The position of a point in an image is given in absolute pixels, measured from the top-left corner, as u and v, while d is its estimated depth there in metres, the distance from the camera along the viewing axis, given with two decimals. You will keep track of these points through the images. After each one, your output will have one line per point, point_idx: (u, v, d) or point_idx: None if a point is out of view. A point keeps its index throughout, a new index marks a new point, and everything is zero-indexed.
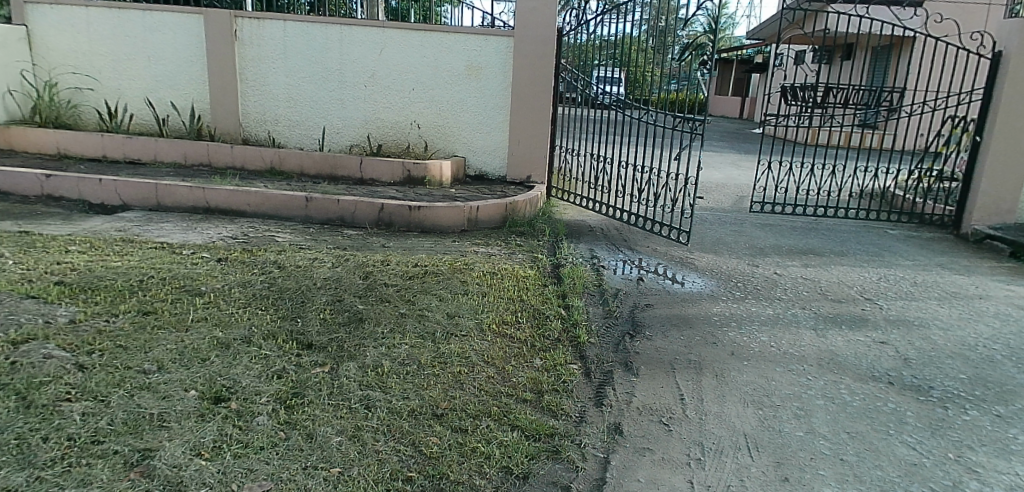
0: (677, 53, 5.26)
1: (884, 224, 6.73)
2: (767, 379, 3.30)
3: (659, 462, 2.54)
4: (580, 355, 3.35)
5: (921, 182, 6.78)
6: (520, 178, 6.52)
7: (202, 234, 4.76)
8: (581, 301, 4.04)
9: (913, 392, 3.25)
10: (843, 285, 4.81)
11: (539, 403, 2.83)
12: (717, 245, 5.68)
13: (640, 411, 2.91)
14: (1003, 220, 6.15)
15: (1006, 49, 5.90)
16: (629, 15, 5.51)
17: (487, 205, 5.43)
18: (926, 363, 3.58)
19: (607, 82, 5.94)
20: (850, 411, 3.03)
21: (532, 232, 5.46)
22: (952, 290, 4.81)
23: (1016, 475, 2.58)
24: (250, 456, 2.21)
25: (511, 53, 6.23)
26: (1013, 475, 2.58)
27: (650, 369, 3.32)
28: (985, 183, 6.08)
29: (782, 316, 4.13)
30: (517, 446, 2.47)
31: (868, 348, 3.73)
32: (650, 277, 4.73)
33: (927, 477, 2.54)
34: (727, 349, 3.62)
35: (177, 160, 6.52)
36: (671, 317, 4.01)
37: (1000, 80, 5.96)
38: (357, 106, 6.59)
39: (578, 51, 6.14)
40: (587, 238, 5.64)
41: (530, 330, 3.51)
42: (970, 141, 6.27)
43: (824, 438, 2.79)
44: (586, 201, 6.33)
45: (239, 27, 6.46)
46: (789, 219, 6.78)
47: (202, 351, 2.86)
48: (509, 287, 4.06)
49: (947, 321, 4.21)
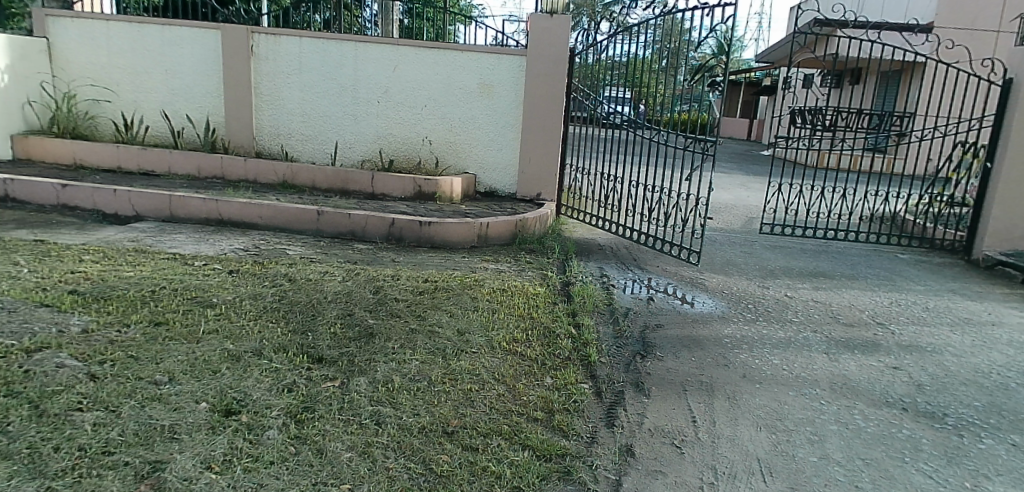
0: (687, 74, 5.29)
1: (894, 248, 6.69)
2: (780, 403, 3.26)
3: (670, 485, 2.51)
4: (590, 374, 3.32)
5: (932, 206, 6.75)
6: (531, 195, 6.54)
7: (214, 246, 4.78)
8: (591, 320, 4.02)
9: (927, 419, 3.21)
10: (854, 308, 4.78)
11: (550, 422, 2.80)
12: (727, 266, 5.66)
13: (651, 433, 2.88)
14: (1015, 246, 6.10)
15: (1016, 76, 5.91)
16: (639, 36, 5.56)
17: (497, 221, 5.43)
18: (939, 390, 3.55)
19: (617, 102, 5.97)
20: (865, 437, 2.99)
21: (542, 249, 5.45)
22: (965, 316, 4.77)
23: None
24: (260, 470, 2.20)
25: (523, 72, 6.29)
26: None
27: (661, 390, 3.30)
28: (997, 209, 6.04)
29: (794, 339, 4.10)
30: (529, 466, 2.44)
31: (881, 373, 3.70)
32: (659, 297, 4.71)
33: None
34: (739, 371, 3.59)
35: (192, 173, 6.58)
36: (681, 338, 3.97)
37: (1010, 107, 5.96)
38: (369, 121, 6.64)
39: (589, 71, 6.18)
40: (597, 257, 5.63)
41: (540, 348, 3.49)
42: (981, 167, 6.27)
43: (839, 464, 2.76)
44: (595, 218, 6.30)
45: (256, 42, 6.55)
46: (799, 241, 6.75)
47: (212, 363, 2.85)
48: (518, 304, 4.05)
49: (960, 348, 4.16)
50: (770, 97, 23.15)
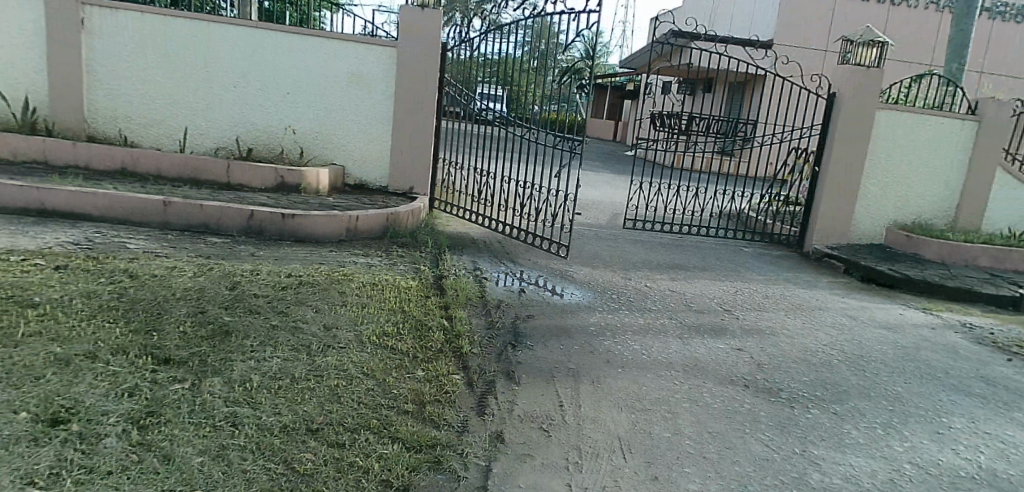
0: (556, 76, 5.54)
1: (738, 242, 7.37)
2: (640, 384, 3.49)
3: (538, 468, 2.59)
4: (462, 365, 3.33)
5: (771, 205, 7.52)
6: (402, 189, 6.44)
7: (34, 240, 4.21)
8: (464, 312, 4.03)
9: (766, 394, 3.60)
10: (705, 297, 5.20)
11: (421, 414, 2.77)
12: (593, 259, 5.92)
13: (521, 419, 2.95)
14: (838, 241, 6.97)
15: (839, 92, 6.72)
16: (510, 35, 5.66)
17: (366, 215, 5.29)
18: (776, 367, 3.99)
19: (490, 99, 6.04)
20: (713, 412, 3.29)
21: (413, 243, 5.38)
22: (797, 302, 5.37)
23: (849, 466, 2.99)
24: (95, 482, 1.97)
25: (394, 63, 6.16)
26: (847, 466, 2.99)
27: (531, 377, 3.39)
28: (823, 208, 6.87)
29: (652, 326, 4.38)
30: (397, 459, 2.40)
31: (728, 355, 4.08)
32: (531, 288, 4.83)
33: (778, 471, 2.84)
34: (603, 357, 3.77)
35: (5, 157, 5.74)
36: (551, 328, 4.10)
37: (834, 118, 6.77)
38: (225, 108, 6.19)
39: (462, 67, 6.19)
40: (469, 250, 5.66)
41: (412, 342, 3.44)
42: (811, 171, 7.08)
43: (690, 438, 3.01)
44: (469, 214, 6.32)
45: (87, 14, 5.87)
46: (658, 236, 7.23)
47: (34, 368, 2.51)
48: (390, 298, 3.97)
49: (792, 330, 4.69)
50: (632, 102, 24.56)
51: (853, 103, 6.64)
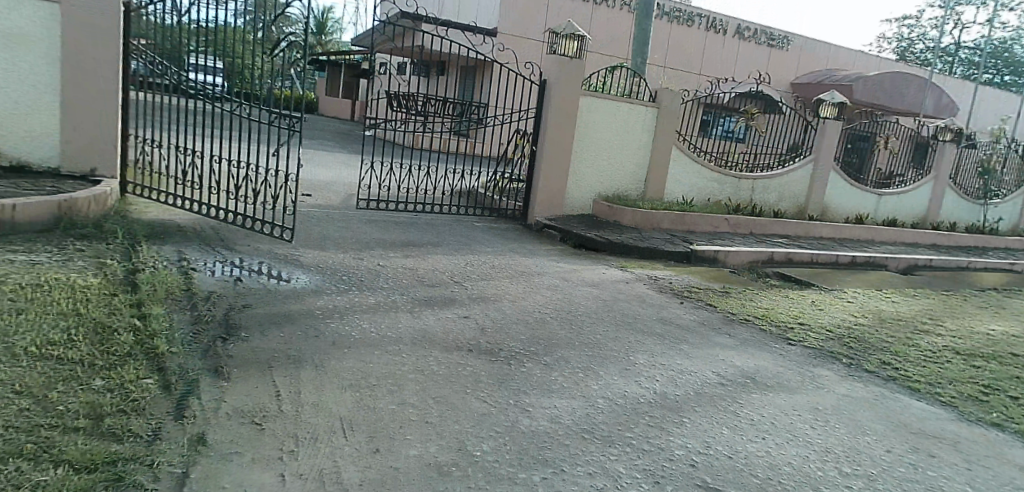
0: (286, 50, 5.15)
1: (471, 218, 7.80)
2: (366, 362, 3.52)
3: (248, 463, 2.45)
4: (157, 367, 2.98)
5: (498, 182, 8.09)
6: (83, 171, 5.64)
7: None
8: (162, 308, 3.60)
9: (488, 355, 4.02)
10: (437, 271, 5.40)
11: (97, 429, 2.41)
12: (323, 241, 5.74)
13: (229, 416, 2.75)
14: (555, 212, 7.79)
15: (550, 78, 7.44)
16: (229, 2, 5.24)
17: (28, 204, 4.44)
18: (497, 330, 4.44)
19: (204, 71, 5.55)
20: (437, 379, 3.54)
21: (99, 235, 4.62)
22: (520, 268, 5.91)
23: (556, 407, 3.57)
24: None
25: (59, 23, 5.35)
26: (554, 408, 3.56)
27: (243, 370, 3.17)
28: (542, 183, 7.61)
29: (382, 303, 4.42)
30: (60, 484, 2.05)
31: (454, 324, 4.35)
32: (249, 276, 4.51)
33: (493, 422, 3.24)
34: (328, 339, 3.69)
35: None
36: (270, 316, 3.88)
37: (548, 102, 7.50)
38: None
39: (167, 34, 5.54)
40: (175, 239, 5.06)
41: (90, 349, 2.96)
42: (530, 150, 7.77)
43: (413, 406, 3.20)
44: (177, 199, 5.64)
45: None
46: (393, 216, 7.29)
47: None
48: (61, 301, 3.35)
49: (514, 295, 5.17)
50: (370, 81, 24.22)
51: (562, 89, 7.41)
